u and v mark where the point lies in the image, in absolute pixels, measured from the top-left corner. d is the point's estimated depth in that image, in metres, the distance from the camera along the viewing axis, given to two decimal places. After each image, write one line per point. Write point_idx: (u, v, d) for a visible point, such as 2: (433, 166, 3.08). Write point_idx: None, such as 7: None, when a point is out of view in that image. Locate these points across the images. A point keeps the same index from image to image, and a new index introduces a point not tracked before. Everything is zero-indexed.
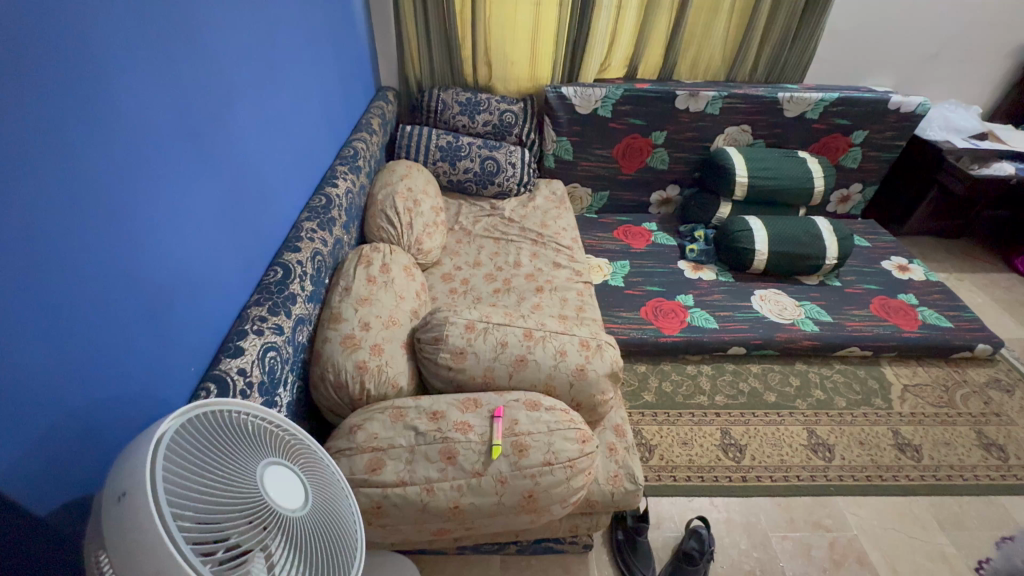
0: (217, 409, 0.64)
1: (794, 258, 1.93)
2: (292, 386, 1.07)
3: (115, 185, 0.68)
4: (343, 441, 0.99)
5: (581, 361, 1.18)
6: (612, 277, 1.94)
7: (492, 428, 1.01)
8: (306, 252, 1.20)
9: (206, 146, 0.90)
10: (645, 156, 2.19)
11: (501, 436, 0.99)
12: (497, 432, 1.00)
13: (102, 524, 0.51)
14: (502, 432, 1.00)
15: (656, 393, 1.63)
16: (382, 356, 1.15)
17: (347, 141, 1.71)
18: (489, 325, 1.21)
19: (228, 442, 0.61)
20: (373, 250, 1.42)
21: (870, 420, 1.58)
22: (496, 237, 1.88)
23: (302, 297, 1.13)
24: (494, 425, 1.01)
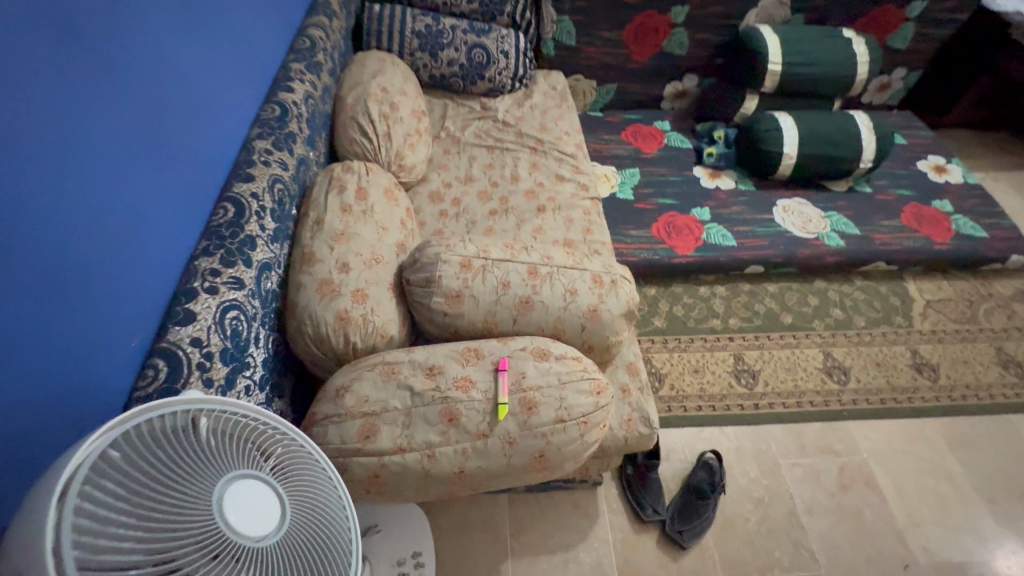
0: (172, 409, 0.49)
1: (825, 162, 1.72)
2: (265, 343, 0.93)
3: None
4: (329, 405, 0.87)
5: (594, 301, 1.04)
6: (621, 188, 1.73)
7: (496, 384, 0.90)
8: (261, 181, 0.98)
9: (81, 39, 0.65)
10: (662, 39, 1.85)
11: (507, 392, 0.89)
12: (503, 388, 0.89)
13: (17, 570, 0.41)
14: (509, 388, 0.90)
15: (667, 318, 1.52)
16: (367, 303, 1.00)
17: (301, 28, 1.38)
18: (488, 261, 1.05)
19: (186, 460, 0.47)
20: (345, 170, 1.20)
21: (888, 340, 1.51)
22: (489, 145, 1.63)
23: (264, 238, 0.94)
24: (499, 380, 0.91)
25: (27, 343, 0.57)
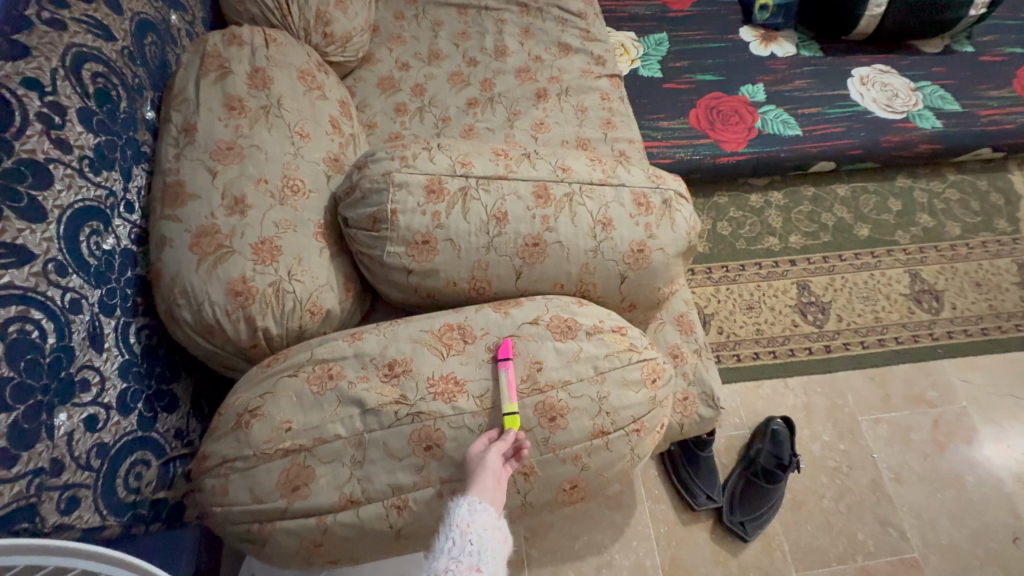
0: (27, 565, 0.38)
1: (923, 9, 1.25)
2: (119, 342, 0.57)
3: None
4: (229, 440, 0.54)
5: (639, 236, 0.67)
6: (644, 62, 1.26)
7: (498, 381, 0.57)
8: (47, 57, 0.54)
9: None
10: None
11: (515, 396, 0.56)
12: (509, 389, 0.56)
13: None
14: (517, 389, 0.56)
15: (711, 240, 1.16)
16: (281, 262, 0.62)
17: None
18: (470, 182, 0.65)
19: None
20: (230, 42, 0.74)
21: (990, 251, 1.18)
22: (460, 3, 1.13)
23: (74, 165, 0.54)
24: (501, 377, 0.57)
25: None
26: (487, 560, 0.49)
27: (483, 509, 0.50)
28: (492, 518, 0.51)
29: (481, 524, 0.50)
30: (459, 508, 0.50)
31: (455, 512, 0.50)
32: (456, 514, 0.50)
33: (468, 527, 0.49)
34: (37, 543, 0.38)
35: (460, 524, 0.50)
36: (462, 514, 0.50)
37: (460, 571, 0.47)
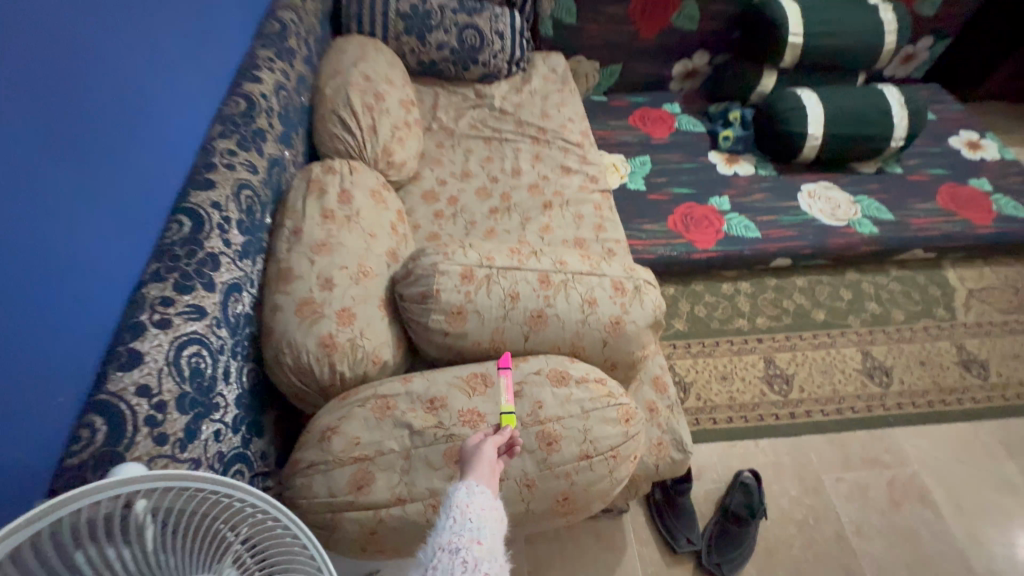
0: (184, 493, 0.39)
1: (852, 142, 1.57)
2: (240, 379, 0.78)
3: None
4: (314, 450, 0.74)
5: (617, 312, 0.91)
6: (631, 178, 1.59)
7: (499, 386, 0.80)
8: (224, 187, 0.84)
9: None
10: (671, 13, 1.70)
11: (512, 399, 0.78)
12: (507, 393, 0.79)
13: None
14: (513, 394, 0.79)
15: (689, 319, 1.39)
16: (355, 325, 0.86)
17: (270, 11, 1.23)
18: (493, 270, 0.91)
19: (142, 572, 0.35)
20: (327, 171, 1.05)
21: (931, 335, 1.38)
22: (487, 136, 1.48)
23: (231, 255, 0.81)
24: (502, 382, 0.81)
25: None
26: (484, 534, 0.57)
27: (479, 491, 0.61)
28: (487, 500, 0.61)
29: (477, 504, 0.59)
30: (458, 492, 0.61)
31: (456, 493, 0.60)
32: (457, 496, 0.60)
33: (467, 506, 0.59)
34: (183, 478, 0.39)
35: (460, 504, 0.59)
36: (462, 496, 0.60)
37: (462, 542, 0.56)
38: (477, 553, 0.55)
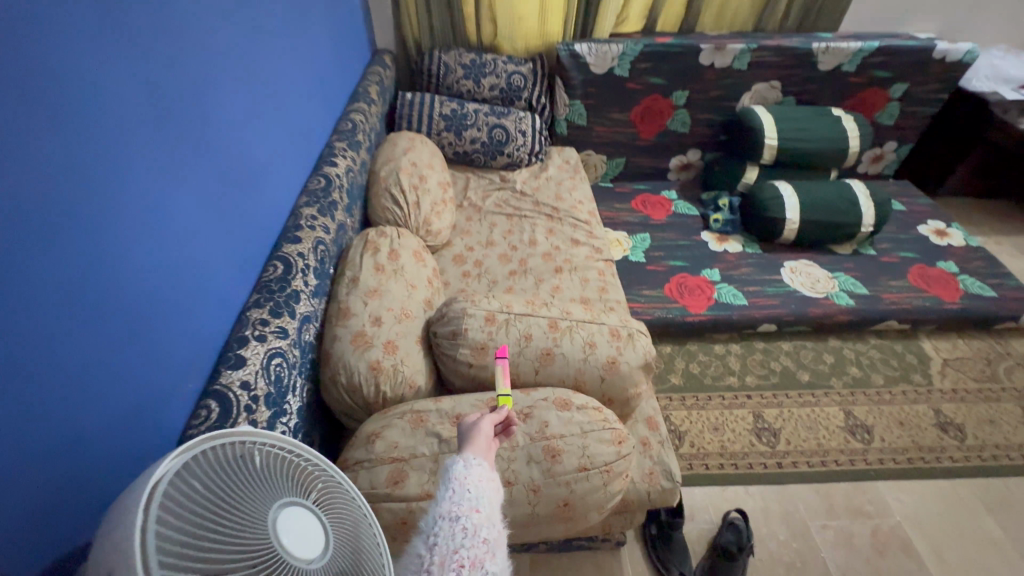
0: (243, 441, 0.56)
1: (826, 227, 1.80)
2: (303, 393, 0.96)
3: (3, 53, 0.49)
4: (361, 451, 0.91)
5: (612, 353, 1.09)
6: (632, 251, 1.82)
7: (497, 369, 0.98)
8: (307, 242, 1.09)
9: (178, 117, 0.76)
10: (666, 119, 2.04)
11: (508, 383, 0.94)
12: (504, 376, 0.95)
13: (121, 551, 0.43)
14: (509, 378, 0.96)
15: (684, 375, 1.55)
16: (397, 354, 1.06)
17: (343, 113, 1.57)
18: (511, 316, 1.11)
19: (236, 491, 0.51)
20: (379, 234, 1.30)
21: (909, 398, 1.51)
22: (508, 213, 1.76)
23: (307, 293, 1.03)
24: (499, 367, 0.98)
25: (101, 366, 0.60)
26: (483, 504, 0.57)
27: (477, 463, 0.60)
28: (484, 471, 0.60)
29: (475, 476, 0.59)
30: (456, 465, 0.60)
31: (453, 466, 0.60)
32: (455, 469, 0.59)
33: (465, 477, 0.58)
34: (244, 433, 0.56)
35: (458, 476, 0.59)
36: (460, 469, 0.59)
37: (461, 511, 0.56)
38: (476, 521, 0.55)
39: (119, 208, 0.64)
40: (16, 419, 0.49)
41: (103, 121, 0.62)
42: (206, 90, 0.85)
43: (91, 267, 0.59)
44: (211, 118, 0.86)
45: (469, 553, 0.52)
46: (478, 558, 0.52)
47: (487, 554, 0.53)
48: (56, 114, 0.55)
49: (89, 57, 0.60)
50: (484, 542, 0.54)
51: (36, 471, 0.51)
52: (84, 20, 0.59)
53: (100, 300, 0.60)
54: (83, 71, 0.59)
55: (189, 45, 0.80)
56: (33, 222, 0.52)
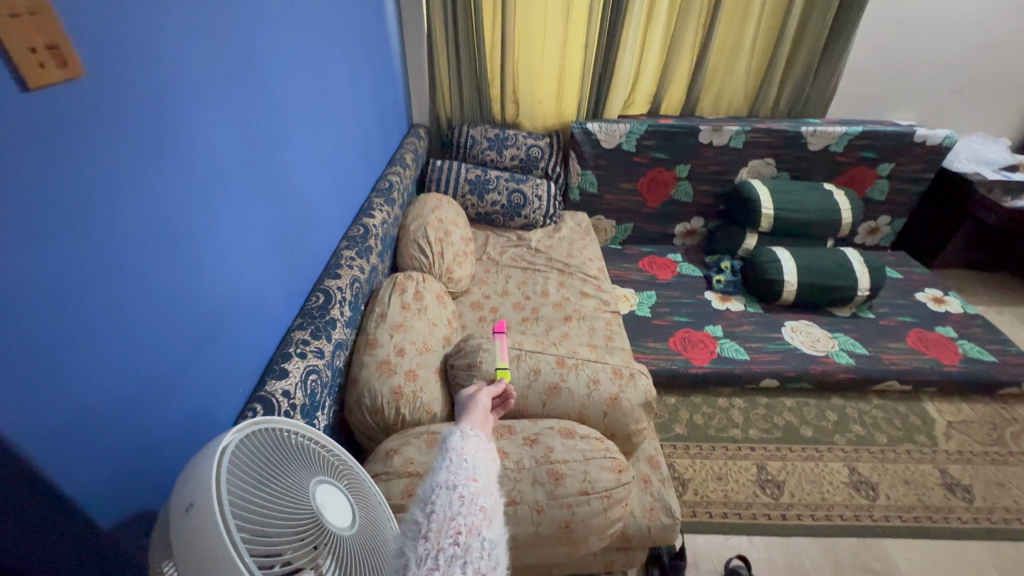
0: (275, 427, 0.65)
1: (825, 290, 1.90)
2: (331, 411, 1.06)
3: (155, 115, 0.67)
4: (380, 465, 0.98)
5: (615, 390, 1.17)
6: (639, 307, 1.93)
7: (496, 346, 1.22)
8: (344, 278, 1.24)
9: (259, 167, 0.95)
10: (670, 190, 2.23)
11: (504, 358, 1.18)
12: (501, 354, 1.19)
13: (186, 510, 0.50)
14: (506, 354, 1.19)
15: (688, 425, 1.60)
16: (417, 381, 1.15)
17: (381, 175, 1.79)
18: (522, 352, 1.22)
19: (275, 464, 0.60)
20: (406, 277, 1.44)
21: (914, 458, 1.52)
22: (523, 267, 1.91)
23: (341, 322, 1.16)
24: (497, 345, 1.22)
25: (181, 363, 0.72)
26: (478, 475, 0.64)
27: (473, 440, 0.69)
28: (478, 448, 0.68)
29: (471, 450, 0.67)
30: (455, 440, 0.68)
31: (452, 442, 0.68)
32: (453, 444, 0.67)
33: (462, 450, 0.66)
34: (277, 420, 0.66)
35: (456, 449, 0.66)
36: (458, 443, 0.67)
37: (459, 478, 0.62)
38: (473, 488, 0.62)
39: (210, 239, 0.80)
40: (121, 387, 0.61)
41: (211, 169, 0.80)
42: (281, 151, 1.05)
43: (184, 283, 0.73)
44: (280, 174, 1.05)
45: (466, 521, 0.57)
46: (474, 525, 0.57)
47: (482, 522, 0.58)
48: (183, 161, 0.72)
49: (204, 126, 0.78)
50: (480, 511, 0.59)
51: (128, 438, 0.62)
52: (205, 99, 0.78)
53: (186, 312, 0.73)
54: (199, 134, 0.77)
55: (271, 117, 1.00)
56: (155, 237, 0.67)
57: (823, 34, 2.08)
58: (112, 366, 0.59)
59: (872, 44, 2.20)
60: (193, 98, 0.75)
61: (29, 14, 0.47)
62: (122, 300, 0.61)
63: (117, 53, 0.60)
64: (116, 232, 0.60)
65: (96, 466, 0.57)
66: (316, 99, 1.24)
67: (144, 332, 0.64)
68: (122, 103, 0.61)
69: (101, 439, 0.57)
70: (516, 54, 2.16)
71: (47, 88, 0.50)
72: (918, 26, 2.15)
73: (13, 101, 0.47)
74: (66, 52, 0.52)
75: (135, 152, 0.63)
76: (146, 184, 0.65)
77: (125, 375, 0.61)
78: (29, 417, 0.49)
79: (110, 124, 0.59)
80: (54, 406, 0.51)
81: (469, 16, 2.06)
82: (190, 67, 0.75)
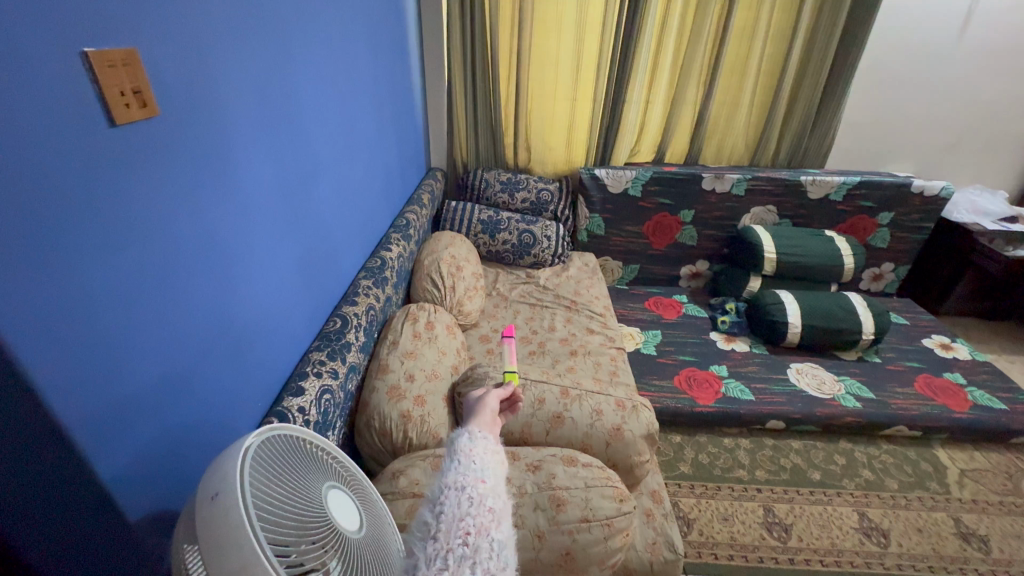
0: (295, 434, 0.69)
1: (830, 333, 1.91)
2: (341, 431, 1.10)
3: (211, 150, 0.76)
4: (385, 486, 0.98)
5: (618, 421, 1.20)
6: (644, 345, 1.97)
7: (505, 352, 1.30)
8: (361, 306, 1.31)
9: (292, 200, 1.05)
10: (675, 233, 2.31)
11: (513, 364, 1.26)
12: (510, 359, 1.27)
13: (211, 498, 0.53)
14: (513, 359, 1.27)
15: (693, 464, 1.60)
16: (425, 407, 1.18)
17: (400, 213, 1.90)
18: (527, 381, 1.26)
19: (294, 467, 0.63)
20: (419, 308, 1.51)
21: (927, 505, 1.49)
22: (532, 303, 1.97)
23: (356, 346, 1.22)
24: (507, 350, 1.30)
25: (209, 372, 0.78)
26: (486, 476, 0.69)
27: (480, 441, 0.75)
28: (485, 450, 0.74)
29: (478, 451, 0.72)
30: (463, 442, 0.74)
31: (460, 444, 0.73)
32: (461, 445, 0.73)
33: (470, 451, 0.72)
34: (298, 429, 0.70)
35: (464, 450, 0.72)
36: (465, 445, 0.73)
37: (468, 479, 0.67)
38: (482, 488, 0.66)
39: (245, 262, 0.88)
40: (156, 389, 0.66)
41: (252, 199, 0.89)
42: (312, 187, 1.15)
43: (215, 298, 0.79)
44: (310, 207, 1.14)
45: (475, 522, 0.61)
46: (483, 526, 0.60)
47: (492, 523, 0.62)
48: (229, 190, 0.82)
49: (249, 162, 0.88)
50: (489, 513, 0.63)
51: (159, 435, 0.67)
52: (252, 139, 0.88)
53: (216, 326, 0.80)
54: (246, 169, 0.86)
55: (306, 156, 1.11)
56: (199, 255, 0.74)
57: (818, 91, 2.21)
58: (152, 368, 0.65)
59: (865, 102, 2.33)
60: (243, 137, 0.85)
61: (124, 64, 0.58)
62: (167, 309, 0.68)
63: (185, 98, 0.70)
64: (168, 249, 0.68)
65: (131, 458, 0.62)
66: (346, 142, 1.36)
67: (180, 339, 0.71)
68: (187, 139, 0.71)
69: (137, 433, 0.63)
70: (529, 106, 2.32)
71: (129, 124, 0.60)
72: (909, 86, 2.28)
73: (104, 133, 0.56)
74: (146, 95, 0.62)
75: (191, 180, 0.72)
76: (198, 209, 0.74)
77: (162, 377, 0.67)
78: (81, 406, 0.55)
79: (175, 156, 0.68)
80: (102, 397, 0.57)
81: (486, 71, 2.24)
82: (244, 112, 0.86)
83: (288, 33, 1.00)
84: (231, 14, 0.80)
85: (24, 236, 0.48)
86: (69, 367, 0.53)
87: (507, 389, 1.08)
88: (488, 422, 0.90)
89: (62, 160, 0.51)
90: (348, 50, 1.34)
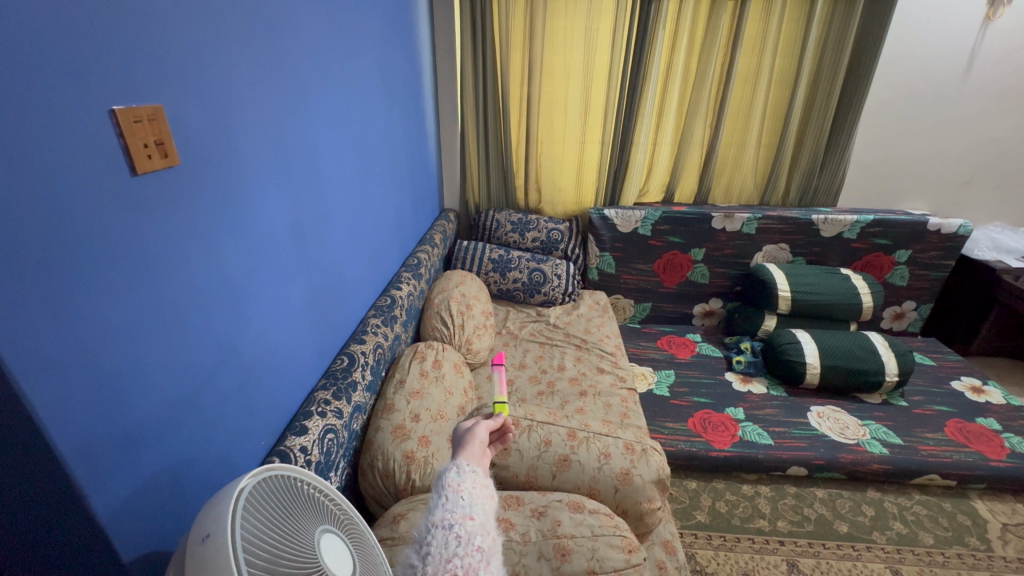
0: (291, 476, 0.67)
1: (850, 374, 1.84)
2: (343, 472, 1.08)
3: (223, 192, 0.80)
4: (385, 530, 0.96)
5: (626, 465, 1.16)
6: (657, 386, 1.92)
7: (494, 377, 1.24)
8: (370, 343, 1.33)
9: (305, 240, 1.09)
10: (685, 271, 2.31)
11: (503, 393, 1.20)
12: (500, 387, 1.22)
13: (201, 547, 0.53)
14: (502, 388, 1.23)
15: (710, 513, 1.52)
16: (429, 448, 1.16)
17: (412, 253, 1.95)
18: (534, 422, 1.24)
19: (288, 507, 0.62)
20: (427, 346, 1.51)
21: (968, 563, 1.38)
22: (541, 341, 1.97)
23: (362, 385, 1.22)
24: (496, 375, 1.24)
25: (214, 410, 0.79)
26: (475, 512, 0.72)
27: (467, 476, 0.76)
28: (473, 483, 0.76)
29: (466, 484, 0.75)
30: (450, 476, 0.76)
31: (448, 477, 0.76)
32: (449, 479, 0.75)
33: (459, 486, 0.74)
34: (294, 468, 0.69)
35: (452, 485, 0.75)
36: (453, 478, 0.75)
37: (456, 516, 0.70)
38: (469, 525, 0.69)
39: (254, 298, 0.90)
40: (160, 427, 0.68)
41: (263, 239, 0.92)
42: (325, 229, 1.19)
43: (224, 337, 0.82)
44: (322, 248, 1.18)
45: (463, 563, 0.64)
46: (471, 567, 0.64)
47: (479, 564, 0.65)
48: (240, 230, 0.85)
49: (263, 205, 0.92)
50: (477, 552, 0.66)
51: (159, 471, 0.68)
52: (267, 183, 0.93)
53: (222, 362, 0.81)
54: (258, 211, 0.90)
55: (321, 200, 1.17)
56: (208, 292, 0.77)
57: (824, 133, 2.24)
58: (159, 401, 0.67)
59: (874, 140, 2.34)
60: (258, 183, 0.90)
61: (148, 119, 0.63)
62: (175, 344, 0.70)
63: (205, 149, 0.75)
64: (179, 288, 0.71)
65: (128, 496, 0.62)
66: (360, 186, 1.43)
67: (186, 375, 0.72)
68: (202, 181, 0.75)
69: (137, 470, 0.64)
70: (539, 148, 2.39)
71: (150, 173, 0.64)
72: (918, 125, 2.29)
73: (126, 180, 0.61)
74: (167, 146, 0.67)
75: (206, 223, 0.76)
76: (208, 246, 0.77)
77: (166, 413, 0.69)
78: (80, 440, 0.55)
79: (190, 198, 0.72)
80: (105, 431, 0.59)
81: (498, 116, 2.34)
82: (258, 157, 0.90)
83: (307, 87, 1.08)
84: (251, 72, 0.87)
85: (46, 274, 0.51)
86: (77, 405, 0.55)
87: (498, 421, 1.05)
88: (477, 456, 0.92)
89: (86, 207, 0.55)
90: (363, 102, 1.42)
